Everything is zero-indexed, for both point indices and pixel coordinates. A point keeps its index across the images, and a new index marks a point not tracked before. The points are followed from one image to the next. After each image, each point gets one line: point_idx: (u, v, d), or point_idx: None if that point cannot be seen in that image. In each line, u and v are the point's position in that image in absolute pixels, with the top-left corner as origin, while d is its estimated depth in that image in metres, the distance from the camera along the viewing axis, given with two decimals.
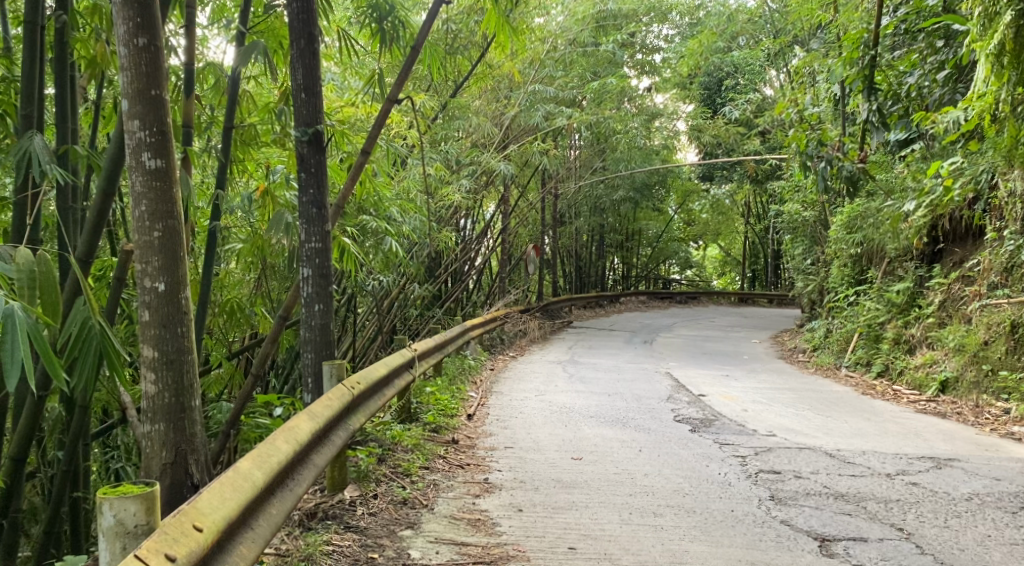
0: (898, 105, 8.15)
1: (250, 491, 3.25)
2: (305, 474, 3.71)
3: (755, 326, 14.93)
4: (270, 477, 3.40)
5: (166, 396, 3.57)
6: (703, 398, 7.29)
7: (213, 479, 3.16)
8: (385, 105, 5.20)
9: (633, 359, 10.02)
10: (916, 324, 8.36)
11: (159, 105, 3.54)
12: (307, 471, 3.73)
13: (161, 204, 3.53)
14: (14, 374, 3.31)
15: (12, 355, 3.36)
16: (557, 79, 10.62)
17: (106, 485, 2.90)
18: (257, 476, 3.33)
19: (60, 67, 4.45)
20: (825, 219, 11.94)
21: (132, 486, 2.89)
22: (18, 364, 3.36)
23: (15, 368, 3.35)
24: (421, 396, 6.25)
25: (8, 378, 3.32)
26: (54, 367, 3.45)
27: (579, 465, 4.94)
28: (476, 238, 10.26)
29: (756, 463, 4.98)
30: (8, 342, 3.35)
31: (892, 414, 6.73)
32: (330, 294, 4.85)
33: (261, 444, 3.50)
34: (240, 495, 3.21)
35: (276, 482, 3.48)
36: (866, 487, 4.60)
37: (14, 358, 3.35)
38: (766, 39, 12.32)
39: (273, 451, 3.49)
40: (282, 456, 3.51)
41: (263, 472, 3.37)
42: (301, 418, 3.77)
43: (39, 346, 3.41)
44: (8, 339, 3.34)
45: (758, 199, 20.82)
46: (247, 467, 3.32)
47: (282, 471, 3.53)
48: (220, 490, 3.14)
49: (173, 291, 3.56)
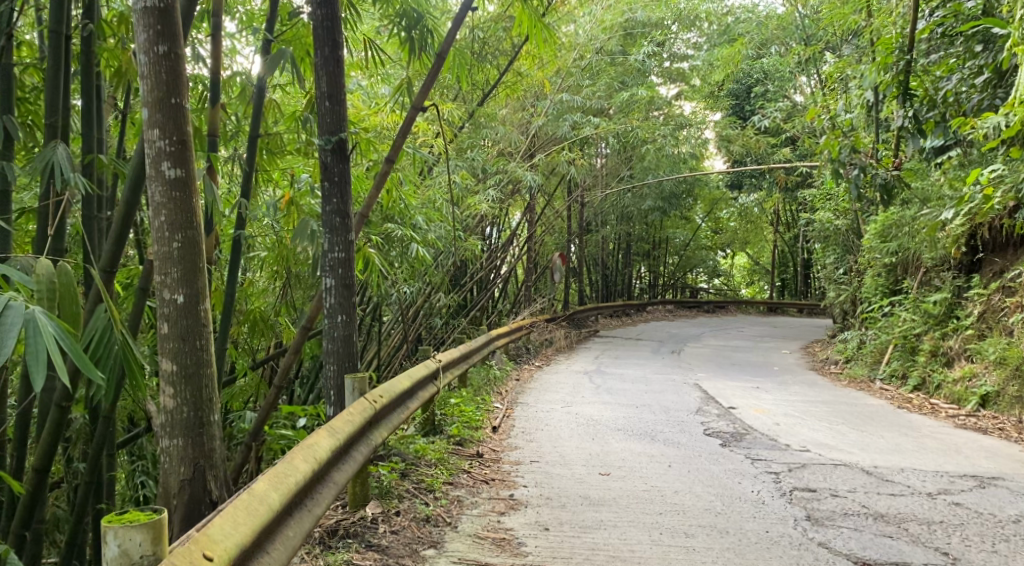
0: (934, 112, 7.93)
1: (265, 515, 3.16)
2: (324, 493, 3.60)
3: (785, 337, 14.72)
4: (288, 499, 3.31)
5: (185, 410, 3.48)
6: (733, 411, 7.13)
7: (228, 505, 3.07)
8: (410, 113, 5.09)
9: (662, 369, 9.87)
10: (954, 336, 8.17)
11: (178, 113, 3.45)
12: (326, 489, 3.63)
13: (181, 214, 3.44)
14: (41, 373, 3.19)
15: (36, 354, 3.24)
16: (584, 88, 10.54)
17: (111, 512, 2.86)
18: (273, 499, 3.24)
19: (85, 77, 4.39)
20: (858, 228, 11.73)
21: (138, 514, 2.85)
22: (43, 363, 3.24)
23: (42, 367, 3.23)
24: (445, 407, 6.13)
25: (36, 378, 3.19)
26: (84, 369, 3.33)
27: (607, 481, 4.81)
28: (502, 246, 10.17)
29: (790, 480, 4.83)
30: (34, 342, 3.25)
31: (931, 429, 6.54)
32: (353, 305, 4.75)
33: (278, 464, 3.40)
34: (254, 519, 3.11)
35: (294, 503, 3.38)
36: (907, 507, 4.44)
37: (39, 357, 3.23)
38: (796, 46, 12.17)
39: (290, 471, 3.39)
40: (299, 477, 3.41)
41: (281, 494, 3.27)
42: (320, 435, 3.67)
43: (67, 347, 3.31)
44: (32, 338, 3.24)
45: (787, 208, 20.60)
46: (262, 489, 3.22)
47: (300, 492, 3.43)
48: (233, 516, 3.05)
49: (192, 303, 3.46)
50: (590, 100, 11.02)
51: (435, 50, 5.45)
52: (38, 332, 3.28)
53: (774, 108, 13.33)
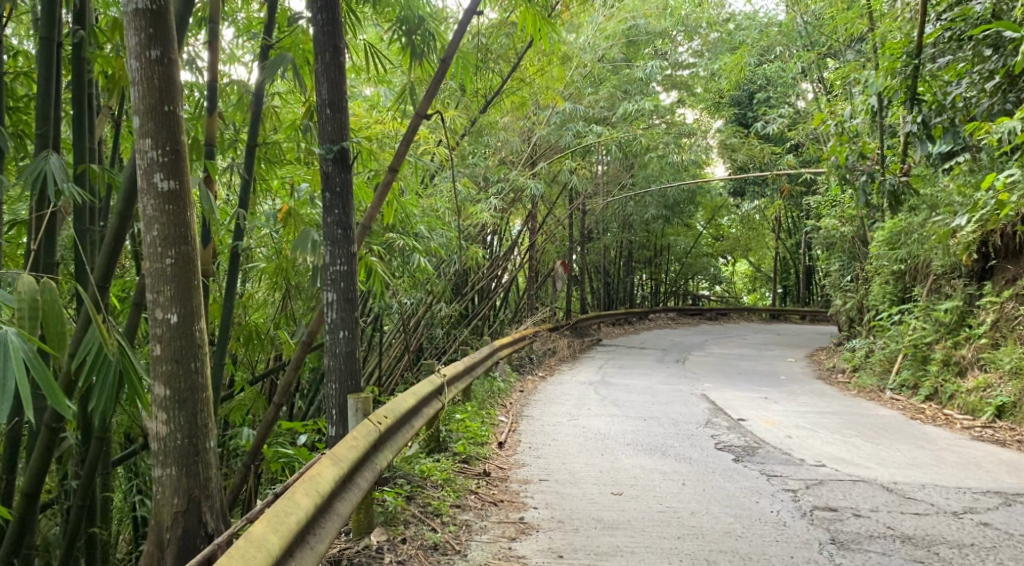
0: (943, 117, 7.81)
1: (263, 561, 2.98)
2: (328, 527, 3.43)
3: (789, 345, 14.56)
4: (288, 540, 3.13)
5: (178, 437, 3.30)
6: (743, 423, 6.98)
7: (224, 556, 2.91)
8: (413, 122, 4.94)
9: (667, 378, 9.71)
10: (966, 345, 8.01)
11: (172, 122, 3.27)
12: (331, 523, 3.46)
13: (175, 229, 3.26)
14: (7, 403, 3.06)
15: (4, 381, 3.10)
16: (587, 95, 10.42)
17: None
18: (272, 543, 3.07)
19: (76, 85, 4.23)
20: (864, 235, 11.56)
21: None
22: (10, 392, 3.10)
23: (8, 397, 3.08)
24: (450, 422, 5.96)
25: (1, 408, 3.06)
26: (55, 397, 3.17)
27: (620, 502, 4.65)
28: (503, 255, 10.02)
29: (810, 499, 4.68)
30: (1, 368, 3.10)
31: (947, 441, 6.39)
32: (356, 320, 4.58)
33: (278, 501, 3.24)
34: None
35: (295, 544, 3.22)
36: (934, 528, 4.29)
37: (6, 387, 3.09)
38: (800, 51, 12.05)
39: (290, 509, 3.22)
40: (301, 514, 3.24)
41: (281, 537, 3.10)
42: (322, 465, 3.51)
43: (36, 374, 3.16)
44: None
45: (789, 215, 20.49)
46: (260, 533, 3.05)
47: (302, 530, 3.27)
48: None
49: (187, 323, 3.28)
50: (592, 107, 10.96)
51: (438, 56, 5.31)
52: (6, 355, 3.11)
53: (776, 114, 13.18)
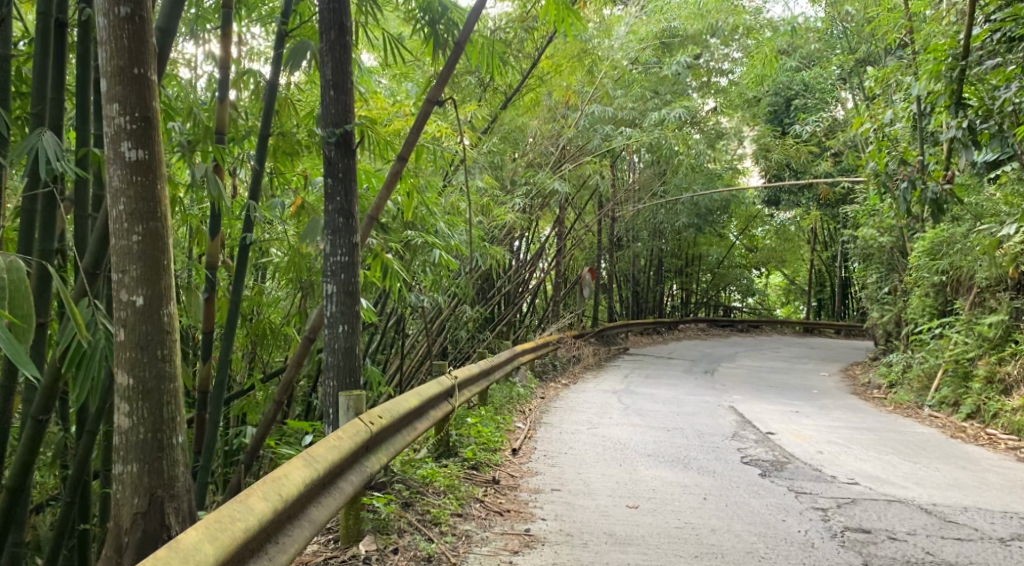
0: (990, 123, 7.13)
1: None
2: (292, 538, 3.14)
3: (823, 358, 14.15)
4: (228, 550, 2.81)
5: (142, 431, 3.04)
6: (772, 436, 6.64)
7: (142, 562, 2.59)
8: (426, 108, 4.67)
9: (696, 390, 9.38)
10: (1011, 361, 7.63)
11: (142, 86, 3.02)
12: (295, 532, 3.18)
13: (142, 202, 3.01)
14: None
15: None
16: (615, 98, 10.11)
17: None
18: (207, 553, 2.75)
19: (81, 68, 3.79)
20: (903, 247, 11.16)
21: None
22: None
23: None
24: (461, 428, 5.69)
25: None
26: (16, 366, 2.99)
27: (635, 515, 4.35)
28: (529, 260, 9.74)
29: (840, 518, 4.36)
30: None
31: (991, 462, 6.04)
32: (356, 314, 4.35)
33: (227, 505, 2.94)
34: None
35: (241, 553, 2.89)
36: (977, 555, 3.95)
37: None
38: (839, 56, 11.66)
39: (239, 515, 2.92)
40: (252, 521, 2.93)
41: (219, 546, 2.78)
42: (290, 468, 3.23)
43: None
44: None
45: (826, 226, 20.04)
46: (193, 542, 2.74)
47: (256, 537, 2.97)
48: None
49: (154, 306, 3.03)
50: (622, 111, 10.73)
51: (457, 40, 5.01)
52: None
53: (814, 121, 12.80)
